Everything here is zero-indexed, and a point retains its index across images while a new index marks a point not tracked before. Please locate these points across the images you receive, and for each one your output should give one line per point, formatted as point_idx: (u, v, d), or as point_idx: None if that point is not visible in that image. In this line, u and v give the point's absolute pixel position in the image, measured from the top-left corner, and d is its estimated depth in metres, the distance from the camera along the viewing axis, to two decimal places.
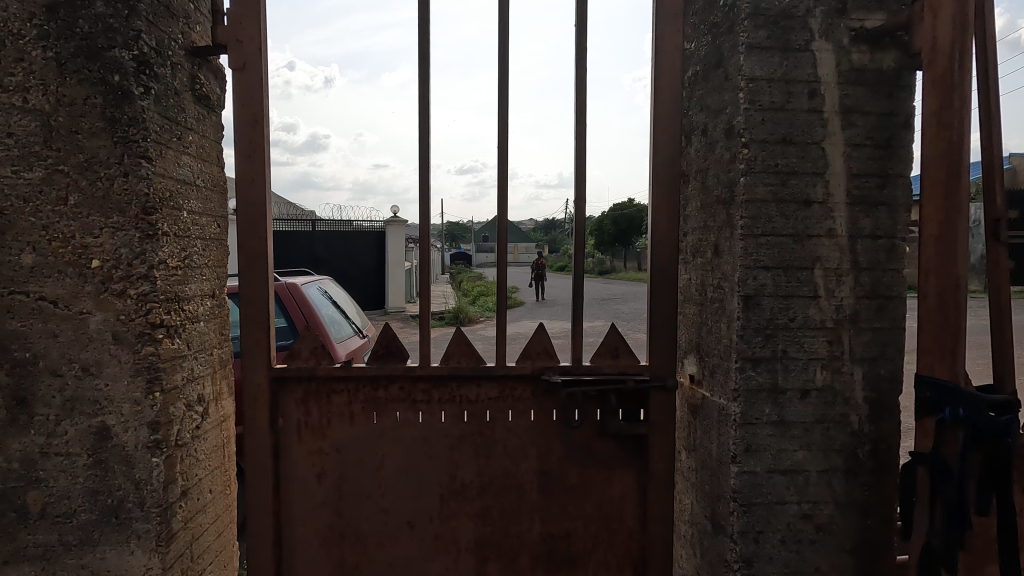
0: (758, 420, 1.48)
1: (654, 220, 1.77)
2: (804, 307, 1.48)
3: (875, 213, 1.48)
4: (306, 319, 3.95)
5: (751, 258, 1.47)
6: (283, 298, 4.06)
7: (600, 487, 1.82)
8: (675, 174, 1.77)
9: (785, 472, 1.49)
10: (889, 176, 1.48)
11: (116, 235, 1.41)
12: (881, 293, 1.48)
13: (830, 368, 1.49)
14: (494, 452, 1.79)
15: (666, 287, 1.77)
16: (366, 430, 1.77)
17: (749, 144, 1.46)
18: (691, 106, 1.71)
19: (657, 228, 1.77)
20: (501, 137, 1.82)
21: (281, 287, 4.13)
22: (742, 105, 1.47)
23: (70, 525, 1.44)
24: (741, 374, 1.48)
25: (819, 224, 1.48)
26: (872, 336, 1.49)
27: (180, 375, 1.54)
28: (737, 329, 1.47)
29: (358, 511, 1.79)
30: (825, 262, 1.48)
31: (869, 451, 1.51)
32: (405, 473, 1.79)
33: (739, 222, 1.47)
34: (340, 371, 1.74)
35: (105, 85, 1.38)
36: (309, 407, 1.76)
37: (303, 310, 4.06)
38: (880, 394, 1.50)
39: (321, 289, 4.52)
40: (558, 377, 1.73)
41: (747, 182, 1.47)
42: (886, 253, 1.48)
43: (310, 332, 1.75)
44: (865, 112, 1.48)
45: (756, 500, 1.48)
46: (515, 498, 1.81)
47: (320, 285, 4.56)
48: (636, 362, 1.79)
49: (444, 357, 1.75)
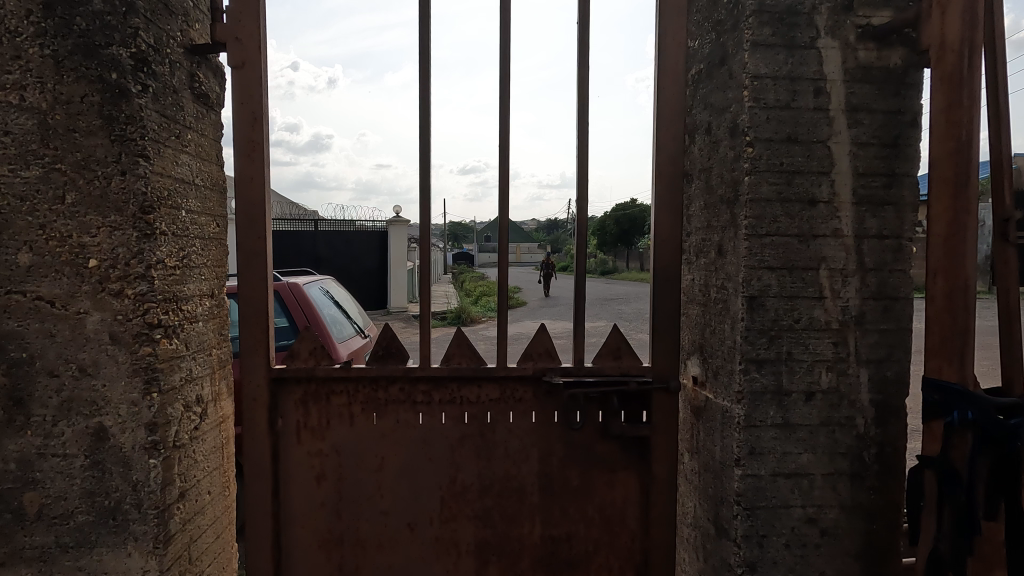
0: (762, 422, 1.46)
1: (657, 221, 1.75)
2: (809, 308, 1.46)
3: (882, 213, 1.46)
4: (307, 319, 3.94)
5: (755, 258, 1.45)
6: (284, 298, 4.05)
7: (602, 489, 1.80)
8: (677, 174, 1.76)
9: (790, 476, 1.47)
10: (896, 175, 1.46)
11: (113, 234, 1.40)
12: (887, 293, 1.46)
13: (835, 370, 1.47)
14: (495, 454, 1.78)
15: (668, 288, 1.75)
16: (366, 432, 1.76)
17: (754, 143, 1.44)
18: (695, 105, 1.69)
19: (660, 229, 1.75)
20: (503, 137, 1.80)
21: (283, 287, 4.13)
22: (747, 103, 1.45)
23: (67, 527, 1.43)
24: (746, 376, 1.46)
25: (825, 224, 1.46)
26: (878, 337, 1.47)
27: (178, 376, 1.53)
28: (741, 331, 1.45)
29: (358, 513, 1.78)
30: (830, 262, 1.46)
31: (875, 454, 1.48)
32: (405, 475, 1.77)
33: (743, 222, 1.45)
34: (340, 372, 1.73)
35: (103, 83, 1.37)
36: (308, 407, 1.75)
37: (305, 310, 4.05)
38: (886, 397, 1.48)
39: (322, 289, 4.51)
40: (560, 379, 1.71)
41: (752, 181, 1.45)
42: (893, 253, 1.46)
43: (309, 332, 1.74)
44: (871, 110, 1.45)
45: (759, 504, 1.47)
46: (516, 500, 1.80)
47: (321, 285, 4.55)
48: (638, 364, 1.77)
49: (444, 358, 1.73)
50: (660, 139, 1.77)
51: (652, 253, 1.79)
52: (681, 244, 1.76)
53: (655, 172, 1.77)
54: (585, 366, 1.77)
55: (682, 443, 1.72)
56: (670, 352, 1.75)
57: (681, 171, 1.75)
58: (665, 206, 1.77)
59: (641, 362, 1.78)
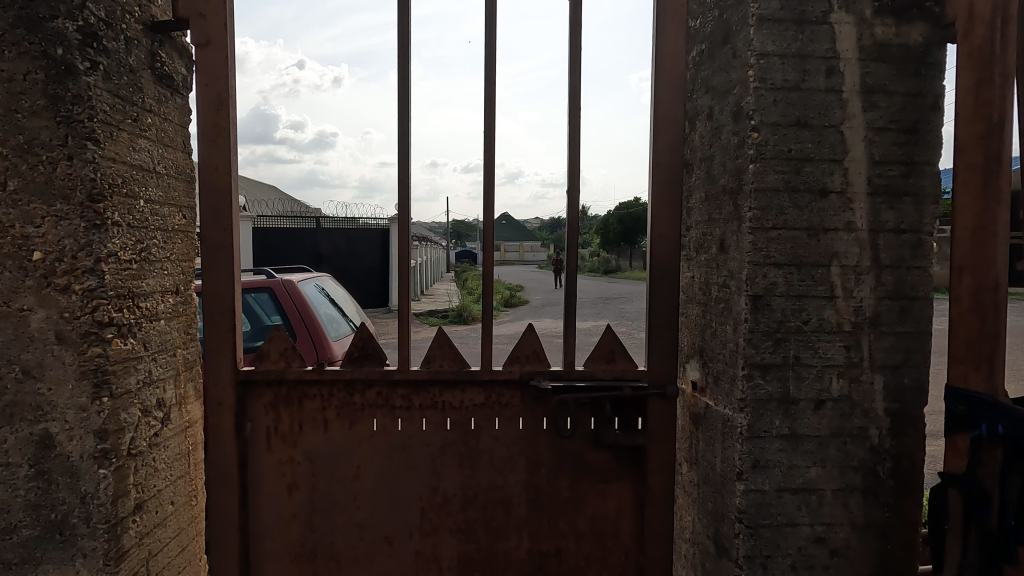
0: (767, 432, 1.34)
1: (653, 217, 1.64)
2: (819, 309, 1.33)
3: (900, 205, 1.33)
4: (301, 317, 3.85)
5: (760, 253, 1.33)
6: (277, 296, 3.97)
7: (594, 502, 1.68)
8: (678, 161, 1.64)
9: (797, 491, 1.35)
10: (916, 164, 1.33)
11: (59, 224, 1.28)
12: (905, 293, 1.34)
13: (847, 377, 1.34)
14: (478, 462, 1.66)
15: (665, 288, 1.64)
16: (340, 438, 1.64)
17: (759, 127, 1.32)
18: (696, 88, 1.57)
19: (656, 223, 1.63)
20: (488, 126, 1.70)
21: (279, 284, 4.06)
22: (751, 84, 1.32)
23: (11, 542, 1.32)
24: (749, 383, 1.34)
25: (837, 216, 1.33)
26: (895, 341, 1.34)
27: (134, 379, 1.41)
28: (744, 334, 1.33)
29: (332, 525, 1.66)
30: (843, 258, 1.33)
31: (890, 468, 1.36)
32: (383, 485, 1.65)
33: (747, 214, 1.33)
34: (312, 375, 1.61)
35: (47, 59, 1.25)
36: (279, 412, 1.63)
37: (299, 310, 3.94)
38: (903, 406, 1.35)
39: (318, 287, 4.44)
40: (548, 383, 1.59)
41: (757, 169, 1.32)
42: (911, 250, 1.34)
43: (281, 332, 1.62)
44: (889, 92, 1.33)
45: (764, 522, 1.34)
46: (502, 513, 1.67)
47: (317, 283, 4.47)
48: (633, 366, 1.64)
49: (425, 360, 1.62)
50: (658, 124, 1.64)
51: (648, 248, 1.66)
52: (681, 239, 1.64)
53: (653, 163, 1.65)
54: (577, 368, 1.64)
55: (681, 455, 1.59)
56: (668, 354, 1.64)
57: (682, 158, 1.62)
58: (665, 197, 1.64)
59: (636, 365, 1.65)
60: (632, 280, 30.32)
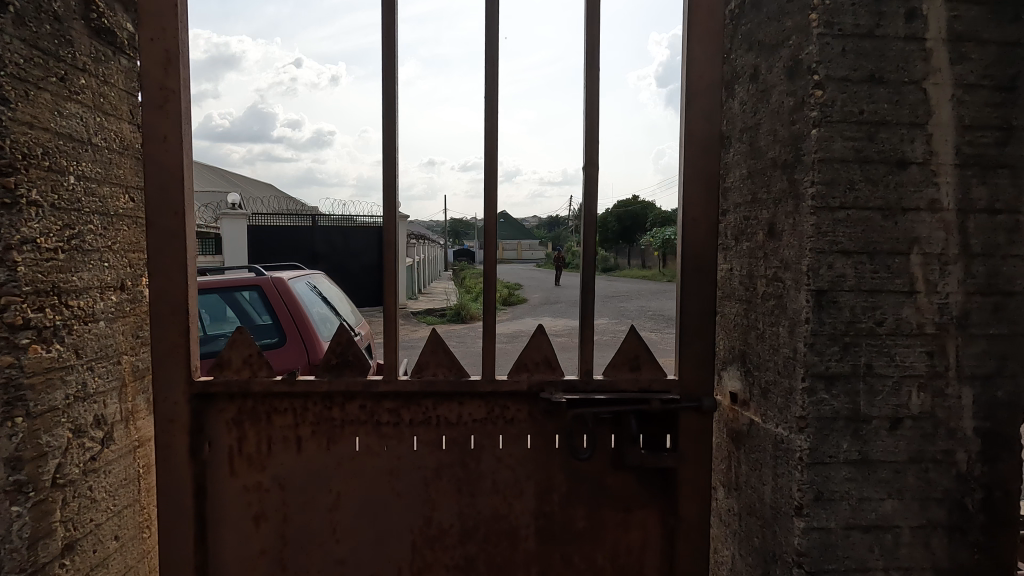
0: (833, 458, 1.10)
1: (683, 199, 1.39)
2: (896, 305, 1.09)
3: (995, 177, 1.09)
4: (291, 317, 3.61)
5: (826, 238, 1.08)
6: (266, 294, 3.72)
7: (614, 533, 1.43)
8: (716, 133, 1.37)
9: (867, 529, 1.11)
10: (1015, 128, 1.09)
11: None
12: (1000, 287, 1.09)
13: (929, 389, 1.10)
14: (479, 488, 1.41)
15: (699, 283, 1.40)
16: (317, 460, 1.39)
17: (825, 84, 1.07)
18: (735, 46, 1.33)
19: (688, 206, 1.38)
20: (487, 94, 1.45)
21: (269, 282, 3.81)
22: (814, 30, 1.07)
23: None
24: (811, 398, 1.10)
25: (917, 193, 1.08)
26: (987, 345, 1.10)
27: (61, 394, 1.12)
28: (805, 337, 1.09)
29: (307, 561, 1.41)
30: (925, 244, 1.09)
31: (981, 501, 1.12)
32: (367, 515, 1.41)
33: (809, 191, 1.09)
34: (283, 386, 1.36)
35: None
36: (243, 429, 1.39)
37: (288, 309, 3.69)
38: (998, 426, 1.11)
39: (310, 284, 4.19)
40: (562, 396, 1.34)
41: (822, 135, 1.07)
42: (1008, 233, 1.09)
43: (245, 336, 1.37)
44: (982, 39, 1.08)
45: (827, 566, 1.11)
46: (507, 547, 1.43)
47: (308, 280, 4.22)
48: (662, 374, 1.40)
49: (415, 368, 1.37)
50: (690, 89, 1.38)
51: (678, 236, 1.41)
52: (718, 226, 1.38)
53: (684, 135, 1.40)
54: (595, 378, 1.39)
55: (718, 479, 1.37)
56: (701, 361, 1.39)
57: (721, 128, 1.36)
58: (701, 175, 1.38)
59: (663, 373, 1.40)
60: (631, 279, 30.11)
